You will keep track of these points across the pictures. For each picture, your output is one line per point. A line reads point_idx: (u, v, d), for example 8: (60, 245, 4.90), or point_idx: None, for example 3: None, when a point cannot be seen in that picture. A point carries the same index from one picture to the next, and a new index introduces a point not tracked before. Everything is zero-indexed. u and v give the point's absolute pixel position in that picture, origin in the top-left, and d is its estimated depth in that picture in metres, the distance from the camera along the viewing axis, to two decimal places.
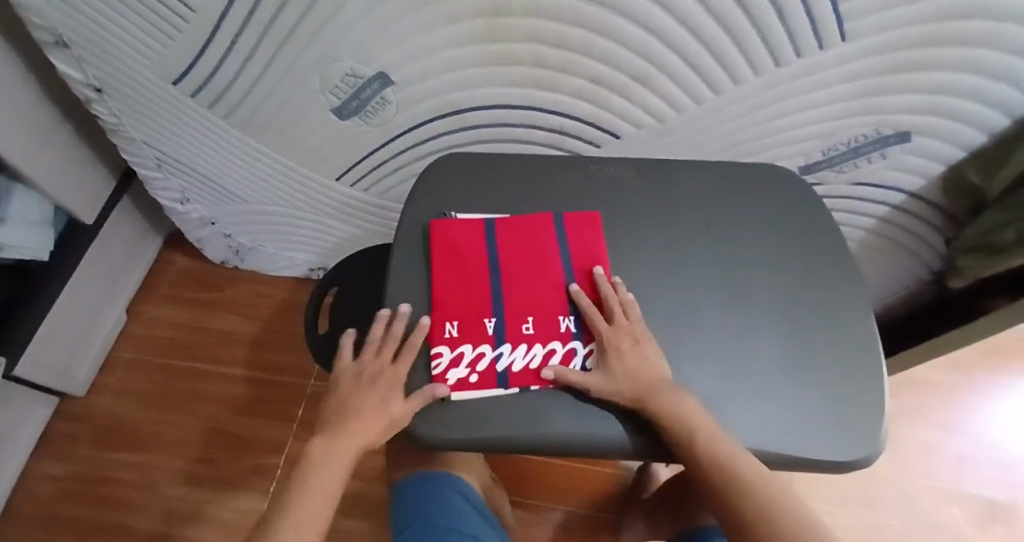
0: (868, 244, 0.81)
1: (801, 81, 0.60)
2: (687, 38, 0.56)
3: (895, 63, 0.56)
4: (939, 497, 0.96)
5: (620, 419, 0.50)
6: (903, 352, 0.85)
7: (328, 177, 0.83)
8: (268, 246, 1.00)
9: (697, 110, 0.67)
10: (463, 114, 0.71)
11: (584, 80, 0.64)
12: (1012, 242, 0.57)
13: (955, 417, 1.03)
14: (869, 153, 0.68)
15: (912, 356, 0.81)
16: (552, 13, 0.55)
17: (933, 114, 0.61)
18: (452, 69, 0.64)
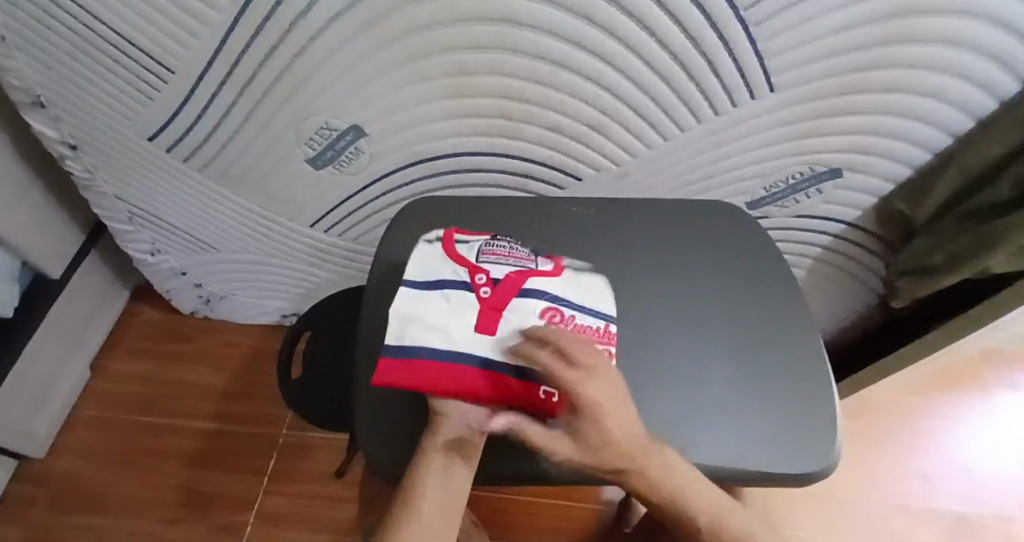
0: (816, 271, 0.78)
1: (737, 128, 0.58)
2: (634, 89, 0.55)
3: (813, 110, 0.55)
4: (907, 518, 0.90)
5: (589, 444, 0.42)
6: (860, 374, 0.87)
7: (299, 225, 0.77)
8: (240, 295, 0.95)
9: (652, 155, 0.63)
10: (432, 161, 0.66)
11: (545, 129, 0.61)
12: (941, 264, 0.60)
13: (919, 438, 0.97)
14: (807, 190, 0.66)
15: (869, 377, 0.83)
16: (511, 65, 0.53)
17: (861, 153, 0.60)
18: (418, 120, 0.60)
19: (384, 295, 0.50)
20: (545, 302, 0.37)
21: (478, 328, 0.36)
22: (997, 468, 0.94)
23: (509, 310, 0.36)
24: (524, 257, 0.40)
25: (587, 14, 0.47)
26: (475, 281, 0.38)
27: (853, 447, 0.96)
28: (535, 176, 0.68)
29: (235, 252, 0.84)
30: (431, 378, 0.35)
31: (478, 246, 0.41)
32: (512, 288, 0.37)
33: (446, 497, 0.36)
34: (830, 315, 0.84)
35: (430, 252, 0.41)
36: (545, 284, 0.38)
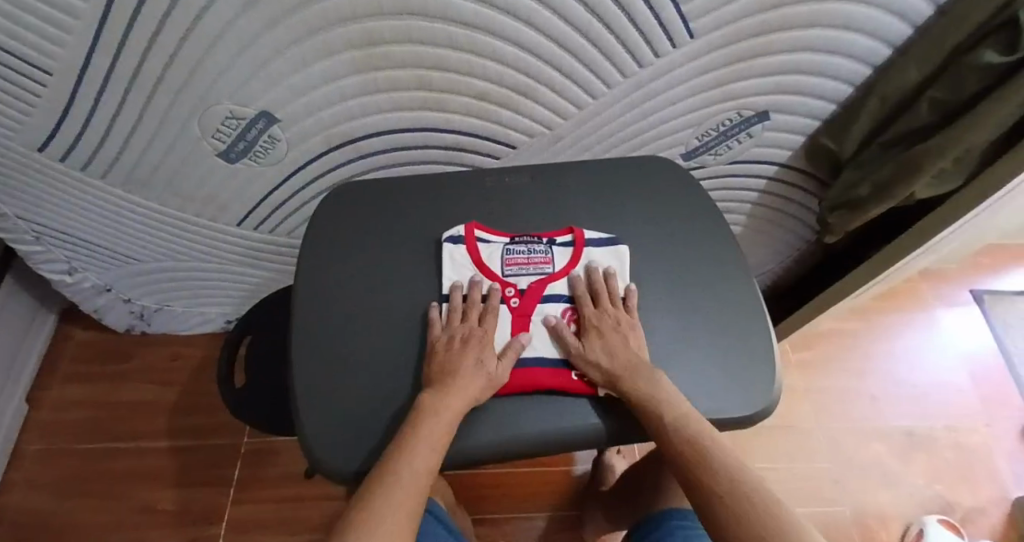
0: (754, 217, 0.79)
1: (664, 77, 0.57)
2: (553, 46, 0.53)
3: (736, 52, 0.55)
4: (861, 437, 0.95)
5: (535, 419, 0.42)
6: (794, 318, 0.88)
7: (227, 225, 0.73)
8: (177, 305, 0.90)
9: (582, 115, 0.61)
10: (357, 144, 0.63)
11: (470, 98, 0.58)
12: (866, 196, 0.61)
13: (866, 363, 1.02)
14: (737, 135, 0.65)
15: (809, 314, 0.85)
16: (423, 31, 0.50)
17: (786, 92, 0.60)
18: (333, 100, 0.56)
19: (313, 290, 0.48)
20: (563, 303, 0.47)
21: (514, 332, 0.46)
22: (937, 379, 1.01)
23: (535, 314, 0.47)
24: (542, 260, 0.49)
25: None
26: (506, 294, 0.47)
27: (807, 378, 1.00)
28: (466, 149, 0.66)
29: (162, 260, 0.79)
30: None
31: (501, 253, 0.49)
32: (537, 295, 0.48)
33: (435, 458, 0.36)
34: (771, 258, 0.86)
35: (456, 255, 0.49)
36: (563, 286, 0.48)
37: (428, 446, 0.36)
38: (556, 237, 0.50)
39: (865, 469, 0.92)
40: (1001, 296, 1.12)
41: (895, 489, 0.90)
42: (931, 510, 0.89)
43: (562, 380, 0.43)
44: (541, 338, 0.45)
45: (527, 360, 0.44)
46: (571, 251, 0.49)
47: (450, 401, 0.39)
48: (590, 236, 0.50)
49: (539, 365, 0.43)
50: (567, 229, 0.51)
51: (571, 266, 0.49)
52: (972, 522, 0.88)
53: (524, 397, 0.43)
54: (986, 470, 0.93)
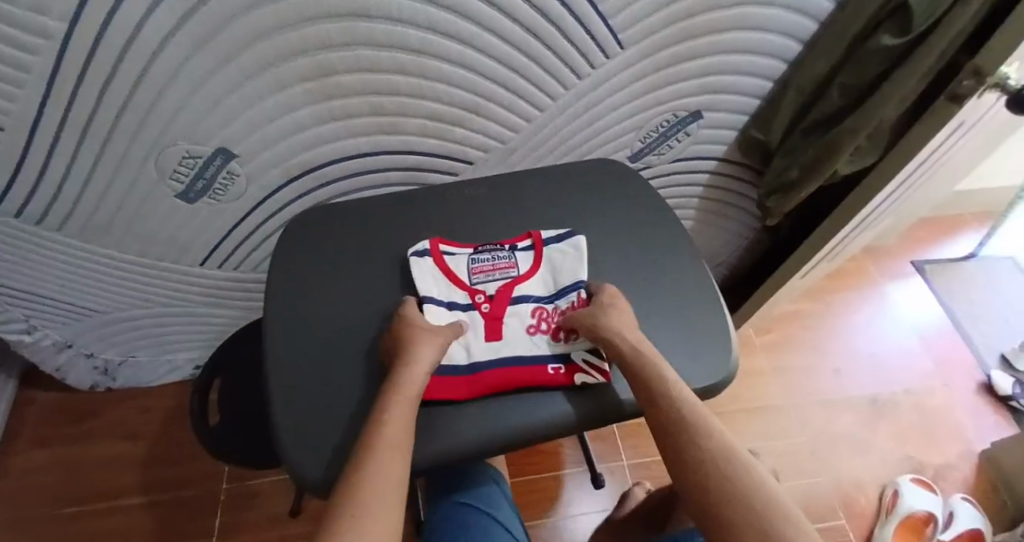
0: (703, 210, 0.83)
1: (602, 86, 0.62)
2: (496, 65, 0.56)
3: (664, 58, 0.60)
4: (830, 409, 0.99)
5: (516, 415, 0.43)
6: (744, 308, 0.93)
7: (191, 265, 0.73)
8: (143, 354, 0.88)
9: (531, 128, 0.65)
10: (316, 173, 0.65)
11: (424, 119, 0.61)
12: (797, 177, 0.65)
13: (825, 339, 1.08)
14: (676, 134, 0.70)
15: (756, 304, 0.89)
16: (372, 59, 0.52)
17: (714, 92, 0.65)
18: (289, 131, 0.58)
19: (283, 314, 0.49)
20: (533, 303, 0.50)
21: (487, 336, 0.48)
22: (893, 348, 1.07)
23: (506, 316, 0.49)
24: (507, 264, 0.52)
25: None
26: (476, 301, 0.50)
27: (773, 360, 1.05)
28: (422, 170, 0.68)
29: (126, 309, 0.78)
30: (462, 388, 0.44)
31: (466, 262, 0.52)
32: (505, 298, 0.50)
33: (407, 441, 0.37)
34: (721, 248, 0.91)
35: (425, 267, 0.50)
36: (528, 287, 0.51)
37: (395, 424, 0.37)
38: (517, 243, 0.53)
39: (838, 440, 0.96)
40: (939, 265, 1.20)
41: (867, 456, 0.94)
42: (905, 471, 0.93)
43: (537, 375, 0.45)
44: (514, 337, 0.48)
45: (502, 360, 0.46)
46: (532, 255, 0.52)
47: (402, 382, 0.40)
48: (548, 236, 0.53)
49: (513, 364, 0.45)
50: (526, 235, 0.53)
51: (534, 268, 0.52)
52: (942, 478, 0.93)
53: (503, 396, 0.44)
54: (949, 428, 0.98)
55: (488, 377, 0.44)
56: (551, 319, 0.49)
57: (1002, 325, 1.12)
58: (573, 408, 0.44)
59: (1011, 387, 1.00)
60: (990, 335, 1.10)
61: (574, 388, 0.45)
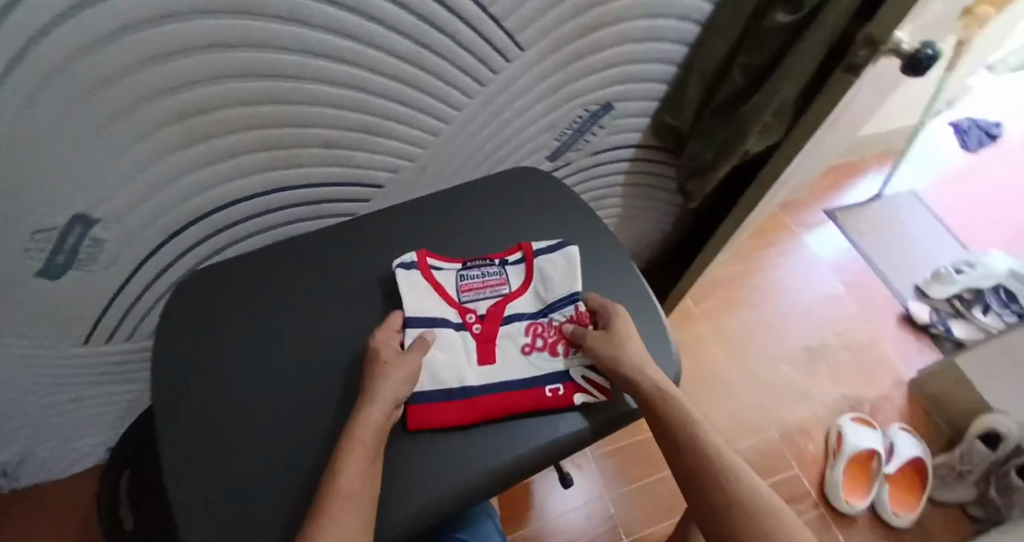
0: (627, 196, 0.82)
1: (508, 91, 0.58)
2: (388, 81, 0.51)
3: (567, 53, 0.57)
4: (771, 362, 1.03)
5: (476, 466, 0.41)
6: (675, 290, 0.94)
7: (79, 344, 0.64)
8: (45, 446, 0.78)
9: (440, 142, 0.61)
10: (204, 223, 0.58)
11: (318, 147, 0.55)
12: (712, 160, 0.65)
13: (758, 296, 1.12)
14: (590, 128, 0.68)
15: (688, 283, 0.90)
16: (245, 90, 0.46)
17: (622, 82, 0.64)
18: (168, 180, 0.51)
19: (183, 402, 0.43)
20: (526, 321, 0.48)
21: (480, 360, 0.46)
22: (820, 295, 1.13)
23: (499, 338, 0.47)
24: (498, 281, 0.50)
25: (289, 15, 0.42)
26: (467, 320, 0.48)
27: (714, 326, 1.07)
28: (326, 200, 0.62)
29: (11, 407, 0.68)
30: (456, 415, 0.42)
31: (455, 278, 0.50)
32: (498, 317, 0.48)
33: (368, 484, 0.35)
34: (648, 230, 0.91)
35: (412, 280, 0.48)
36: (520, 304, 0.49)
37: (356, 468, 0.35)
38: (507, 257, 0.51)
39: (781, 390, 1.00)
40: (849, 209, 1.27)
41: (809, 401, 0.99)
42: (845, 411, 0.98)
43: (538, 400, 0.43)
44: (507, 360, 0.46)
45: (496, 385, 0.44)
46: (524, 269, 0.50)
47: (368, 415, 0.38)
48: (539, 247, 0.51)
49: (510, 388, 0.44)
50: (516, 247, 0.51)
51: (527, 283, 0.49)
52: (879, 412, 0.99)
53: (480, 426, 0.43)
54: (879, 362, 1.05)
55: (487, 404, 0.43)
56: (547, 335, 0.47)
57: (913, 257, 1.21)
58: (559, 427, 0.43)
59: (928, 316, 1.09)
60: (902, 269, 1.18)
61: (574, 408, 0.44)
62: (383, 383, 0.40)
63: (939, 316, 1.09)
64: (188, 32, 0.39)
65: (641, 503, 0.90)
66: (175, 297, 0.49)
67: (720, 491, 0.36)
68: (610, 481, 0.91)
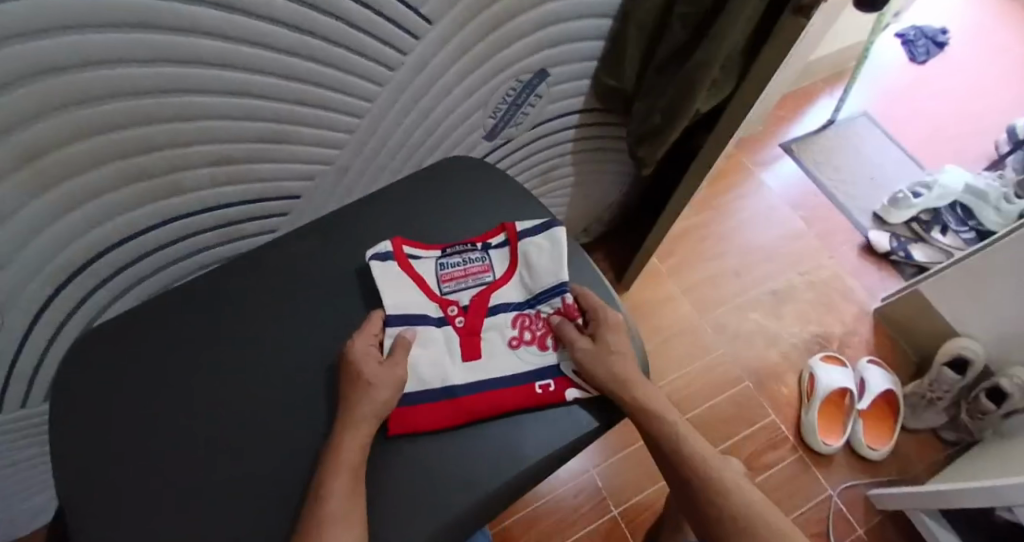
0: (577, 164, 0.77)
1: (424, 73, 0.51)
2: (279, 81, 0.43)
3: (485, 21, 0.50)
4: (741, 311, 1.02)
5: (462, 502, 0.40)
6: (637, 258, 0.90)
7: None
8: None
9: (357, 140, 0.53)
10: (99, 276, 0.49)
11: (210, 168, 0.46)
12: (662, 123, 0.59)
13: (722, 244, 1.09)
14: (527, 100, 0.62)
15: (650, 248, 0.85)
16: (96, 119, 0.37)
17: (554, 45, 0.57)
18: (64, 241, 0.43)
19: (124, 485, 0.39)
20: (513, 311, 0.49)
21: (465, 354, 0.47)
22: (782, 233, 1.11)
23: (484, 330, 0.48)
24: (481, 269, 0.51)
25: (126, 18, 0.33)
26: (450, 313, 0.48)
27: (680, 281, 1.05)
28: (240, 221, 0.54)
29: None
30: (446, 416, 0.43)
31: (435, 268, 0.50)
32: (481, 308, 0.49)
33: (352, 504, 0.36)
34: (603, 196, 0.86)
35: (391, 271, 0.48)
36: (503, 293, 0.50)
37: (339, 490, 0.36)
38: (489, 240, 0.52)
39: (754, 337, 0.99)
40: (803, 140, 1.24)
41: (779, 344, 0.99)
42: (813, 351, 0.98)
43: (527, 396, 0.45)
44: (494, 354, 0.47)
45: (486, 384, 0.45)
46: (507, 252, 0.51)
47: (348, 437, 0.39)
48: (523, 230, 0.52)
49: (501, 387, 0.45)
50: (499, 229, 0.52)
51: (510, 272, 0.50)
52: (848, 345, 1.00)
53: (461, 429, 0.43)
54: (844, 295, 1.05)
55: (477, 404, 0.44)
56: (535, 328, 0.48)
57: (869, 183, 1.20)
58: (542, 420, 0.44)
59: (888, 243, 1.09)
60: (859, 196, 1.17)
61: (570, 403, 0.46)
62: (360, 400, 0.41)
63: (900, 242, 1.09)
64: (1, 61, 0.30)
65: (632, 472, 0.89)
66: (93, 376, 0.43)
67: (730, 500, 0.39)
68: (596, 456, 0.90)
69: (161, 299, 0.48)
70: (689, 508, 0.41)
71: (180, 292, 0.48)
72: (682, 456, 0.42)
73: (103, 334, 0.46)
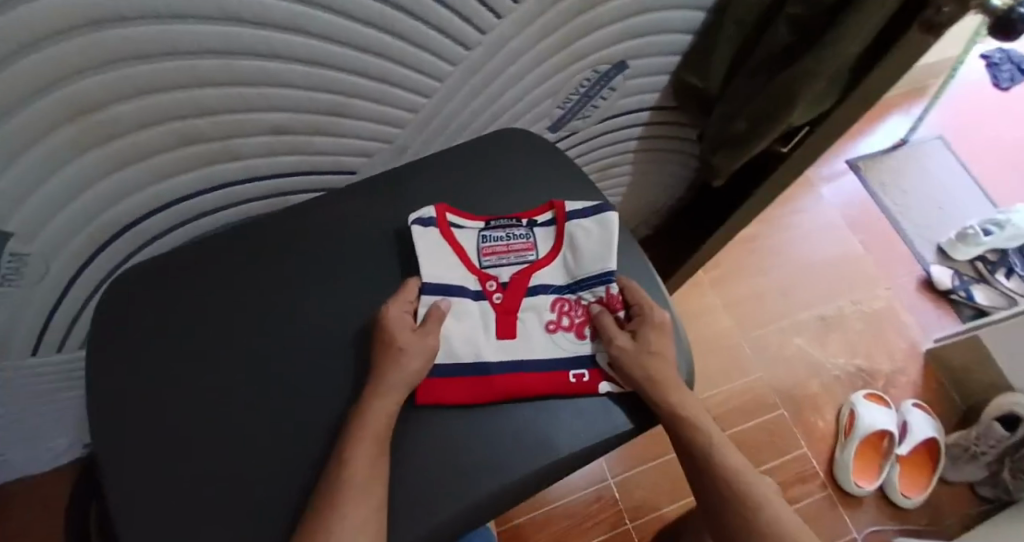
0: (638, 163, 0.72)
1: (499, 57, 0.48)
2: (350, 54, 0.41)
3: (572, 5, 0.46)
4: (785, 334, 0.97)
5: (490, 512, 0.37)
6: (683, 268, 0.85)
7: (22, 361, 0.54)
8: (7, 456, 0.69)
9: (419, 119, 0.50)
10: (142, 225, 0.47)
11: (268, 134, 0.44)
12: (745, 132, 0.55)
13: (771, 260, 1.04)
14: (600, 92, 0.58)
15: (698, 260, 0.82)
16: (161, 74, 0.35)
17: (639, 36, 0.53)
18: (96, 181, 0.41)
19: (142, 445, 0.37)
20: (553, 294, 0.45)
21: (499, 333, 0.43)
22: (837, 255, 1.05)
23: (522, 310, 0.44)
24: (524, 246, 0.46)
25: None
26: (488, 288, 0.44)
27: (722, 293, 1.00)
28: (288, 190, 0.51)
29: None
30: (469, 394, 0.39)
31: (476, 240, 0.46)
32: (521, 287, 0.44)
33: (377, 478, 0.34)
34: (658, 197, 0.82)
35: (431, 237, 0.44)
36: (546, 274, 0.45)
37: (364, 464, 0.34)
38: (536, 217, 0.47)
39: (794, 363, 0.95)
40: (871, 158, 1.17)
41: (820, 374, 0.94)
42: (857, 387, 0.93)
43: (558, 383, 0.41)
44: (529, 337, 0.43)
45: (516, 365, 0.41)
46: (553, 231, 0.46)
47: (373, 404, 0.36)
48: (572, 209, 0.47)
49: (531, 370, 0.41)
50: (547, 206, 0.47)
51: (555, 251, 0.46)
52: (893, 385, 0.95)
53: (489, 410, 0.39)
54: (895, 330, 0.99)
55: (504, 384, 0.40)
56: (574, 315, 0.44)
57: (935, 213, 1.12)
58: (578, 410, 0.40)
59: (950, 282, 1.02)
60: (923, 226, 1.10)
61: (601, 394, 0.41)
62: (393, 368, 0.37)
63: (961, 281, 1.02)
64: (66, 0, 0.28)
65: (652, 487, 0.87)
66: (120, 330, 0.41)
67: (761, 511, 0.35)
68: (616, 463, 0.88)
69: (194, 251, 0.45)
70: (715, 525, 0.37)
71: (215, 246, 0.45)
72: (707, 458, 0.38)
73: (136, 282, 0.43)
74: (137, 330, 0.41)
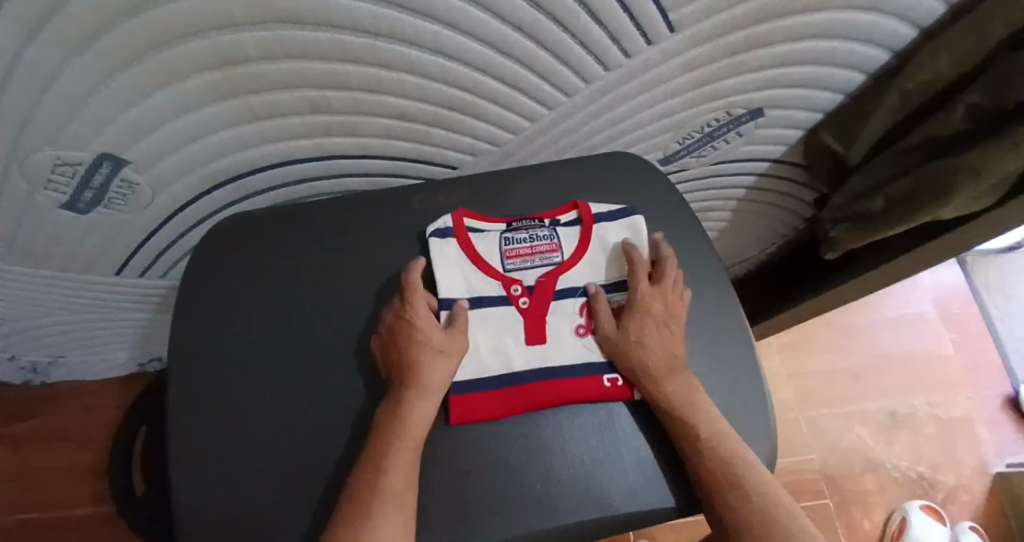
0: (741, 210, 0.68)
1: (634, 83, 0.45)
2: (491, 55, 0.39)
3: (723, 45, 0.43)
4: (845, 420, 0.91)
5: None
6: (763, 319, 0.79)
7: (110, 279, 0.56)
8: (74, 357, 0.72)
9: (536, 129, 0.48)
10: (242, 180, 0.47)
11: (389, 119, 0.43)
12: (881, 211, 0.51)
13: (846, 338, 0.98)
14: (725, 135, 0.54)
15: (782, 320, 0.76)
16: (309, 44, 0.35)
17: (786, 86, 0.49)
18: (214, 130, 0.41)
19: (203, 396, 0.37)
20: (581, 297, 0.41)
21: (528, 339, 0.40)
22: (920, 350, 0.97)
23: (551, 313, 0.41)
24: (548, 247, 0.43)
25: None
26: (512, 293, 0.41)
27: (788, 362, 0.95)
28: (387, 173, 0.50)
29: (41, 323, 0.62)
30: (498, 400, 0.37)
31: (498, 243, 0.43)
32: (548, 289, 0.41)
33: (410, 486, 0.33)
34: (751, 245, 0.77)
35: (448, 250, 0.42)
36: (573, 277, 0.42)
37: (401, 469, 0.32)
38: (558, 216, 0.44)
39: (849, 453, 0.88)
40: (980, 255, 1.07)
41: (875, 471, 0.87)
42: (914, 495, 0.86)
43: (592, 388, 0.38)
44: (562, 344, 0.40)
45: (548, 371, 0.38)
46: (577, 232, 0.43)
47: (404, 406, 0.34)
48: (597, 210, 0.44)
49: (564, 375, 0.38)
50: (570, 206, 0.44)
51: (580, 252, 0.43)
52: (953, 502, 0.87)
53: (529, 423, 0.37)
54: (968, 444, 0.91)
55: (538, 392, 0.37)
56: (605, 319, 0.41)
57: None
58: (629, 444, 0.37)
59: None
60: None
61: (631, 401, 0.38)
62: (424, 372, 0.35)
63: None
64: None
65: None
66: (204, 276, 0.42)
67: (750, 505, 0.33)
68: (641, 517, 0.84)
69: (287, 213, 0.44)
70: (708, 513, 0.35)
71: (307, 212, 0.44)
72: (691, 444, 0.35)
73: (225, 231, 0.44)
74: (217, 279, 0.41)
